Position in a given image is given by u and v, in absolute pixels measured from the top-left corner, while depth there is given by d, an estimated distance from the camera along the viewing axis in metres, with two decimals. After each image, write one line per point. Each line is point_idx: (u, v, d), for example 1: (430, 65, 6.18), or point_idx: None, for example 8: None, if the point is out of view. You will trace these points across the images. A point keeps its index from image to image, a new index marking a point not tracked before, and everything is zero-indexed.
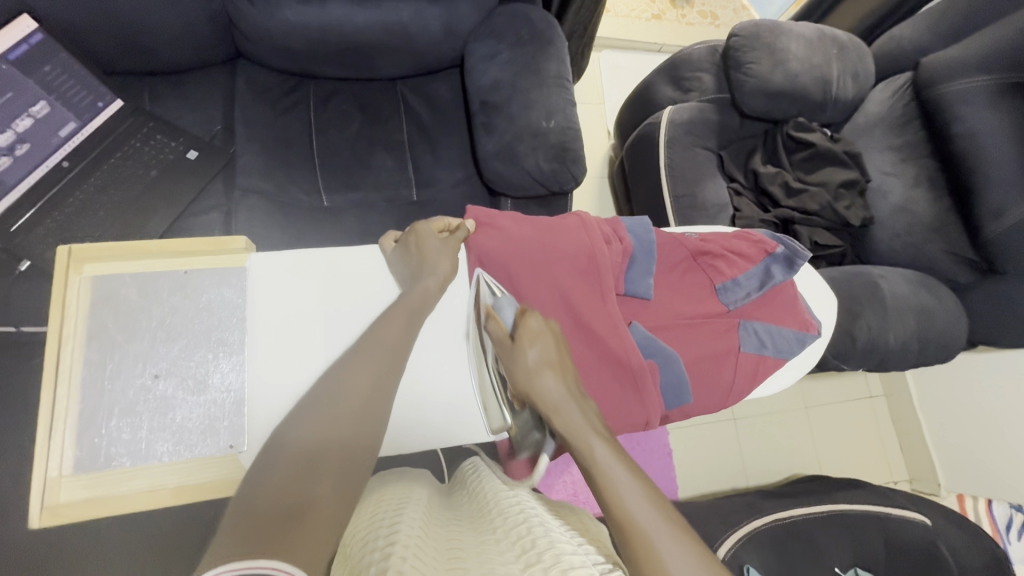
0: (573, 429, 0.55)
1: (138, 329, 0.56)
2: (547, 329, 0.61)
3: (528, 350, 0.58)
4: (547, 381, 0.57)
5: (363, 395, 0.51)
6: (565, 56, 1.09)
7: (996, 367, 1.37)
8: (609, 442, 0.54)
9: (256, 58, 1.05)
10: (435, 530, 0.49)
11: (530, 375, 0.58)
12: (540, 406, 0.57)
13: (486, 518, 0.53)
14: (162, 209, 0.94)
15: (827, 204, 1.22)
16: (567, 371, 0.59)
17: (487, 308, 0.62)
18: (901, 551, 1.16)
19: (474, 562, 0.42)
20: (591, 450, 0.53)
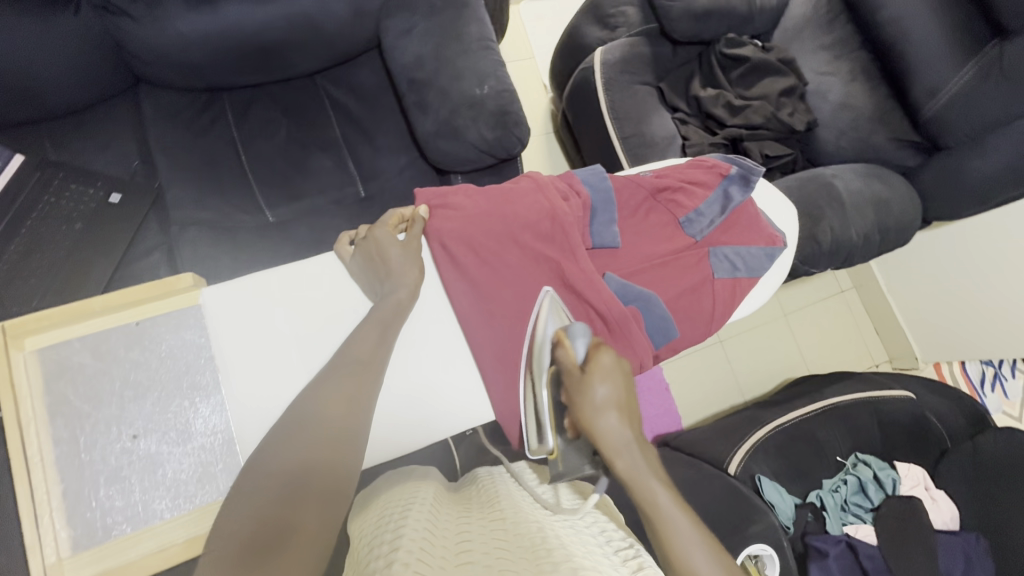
0: (635, 475, 0.54)
1: (103, 394, 0.53)
2: (617, 367, 0.58)
3: (597, 385, 0.56)
4: (611, 421, 0.55)
5: (344, 401, 0.51)
6: (484, 15, 1.04)
7: (951, 239, 1.44)
8: (673, 492, 0.54)
9: (157, 80, 0.97)
10: (445, 525, 0.49)
11: (597, 412, 0.55)
12: (602, 446, 0.55)
13: (494, 506, 0.52)
14: (100, 260, 0.89)
15: (771, 115, 1.23)
16: (632, 413, 0.57)
17: (558, 335, 0.60)
18: (896, 427, 1.23)
19: (482, 557, 0.41)
20: (650, 490, 0.54)
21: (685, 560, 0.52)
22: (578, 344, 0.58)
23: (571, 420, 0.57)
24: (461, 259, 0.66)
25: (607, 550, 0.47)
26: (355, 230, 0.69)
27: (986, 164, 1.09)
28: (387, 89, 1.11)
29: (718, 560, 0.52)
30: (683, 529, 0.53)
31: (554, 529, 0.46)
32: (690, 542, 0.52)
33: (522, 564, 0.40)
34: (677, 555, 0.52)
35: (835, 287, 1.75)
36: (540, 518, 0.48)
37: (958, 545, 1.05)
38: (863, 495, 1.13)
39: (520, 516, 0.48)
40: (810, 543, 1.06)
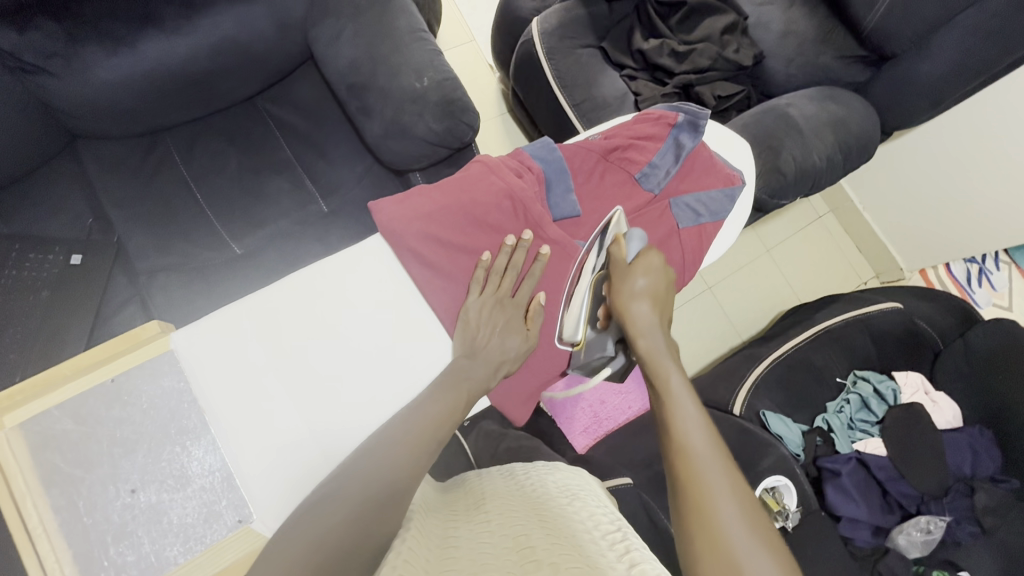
0: (654, 352, 0.62)
1: (94, 456, 0.53)
2: (662, 270, 0.67)
3: (639, 277, 0.65)
4: (644, 308, 0.64)
5: (435, 418, 0.57)
6: (411, 6, 1.03)
7: (916, 145, 1.45)
8: (686, 381, 0.61)
9: (93, 132, 0.95)
10: (434, 530, 0.50)
11: (632, 296, 0.64)
12: (631, 325, 0.64)
13: (479, 511, 0.54)
14: (74, 325, 0.88)
15: (716, 55, 1.23)
16: (664, 310, 0.66)
17: (617, 233, 0.69)
18: (891, 339, 1.25)
19: (468, 553, 0.44)
20: (666, 369, 0.61)
21: (688, 442, 0.55)
22: (632, 242, 0.67)
23: (609, 301, 0.67)
24: (428, 256, 0.64)
25: (593, 534, 0.49)
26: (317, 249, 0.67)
27: (933, 66, 1.10)
28: (328, 99, 1.09)
29: (720, 448, 0.55)
30: (689, 412, 0.58)
31: (540, 526, 0.48)
32: (694, 423, 0.57)
33: (508, 557, 0.43)
34: (681, 434, 0.56)
35: (812, 215, 1.76)
36: (522, 518, 0.50)
37: (964, 440, 1.09)
38: (867, 410, 1.16)
39: (506, 516, 0.51)
40: (823, 466, 1.09)
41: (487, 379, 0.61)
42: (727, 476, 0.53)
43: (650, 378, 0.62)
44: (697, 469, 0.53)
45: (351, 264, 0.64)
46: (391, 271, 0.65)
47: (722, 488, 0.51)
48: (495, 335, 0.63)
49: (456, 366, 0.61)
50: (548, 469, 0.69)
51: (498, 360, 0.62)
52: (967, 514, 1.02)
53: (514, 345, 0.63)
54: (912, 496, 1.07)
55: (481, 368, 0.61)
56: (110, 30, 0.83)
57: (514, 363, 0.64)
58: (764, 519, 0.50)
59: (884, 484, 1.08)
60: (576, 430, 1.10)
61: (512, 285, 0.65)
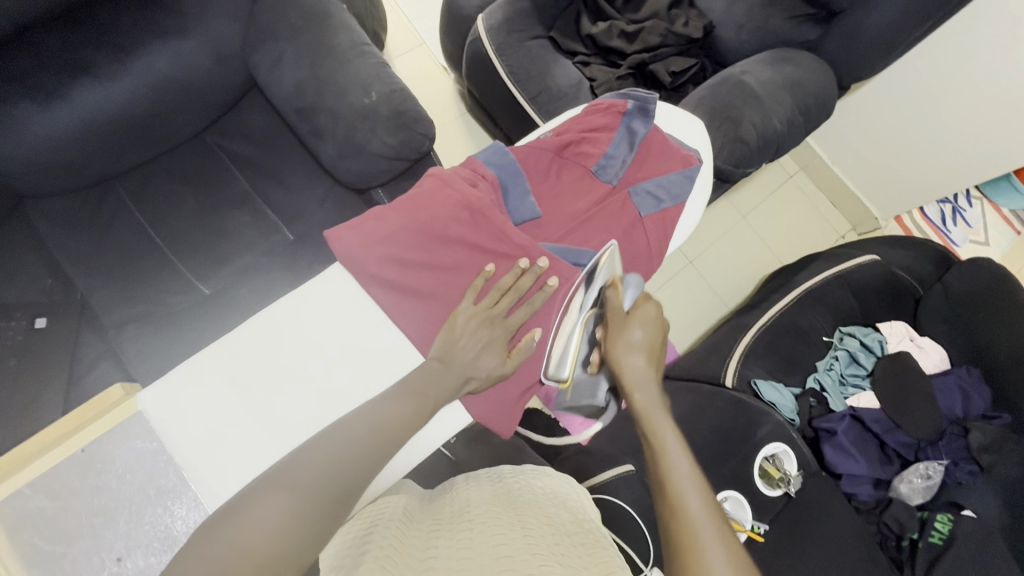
0: (649, 408, 0.64)
1: (74, 530, 0.52)
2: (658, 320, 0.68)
3: (634, 328, 0.66)
4: (638, 360, 0.65)
5: (400, 421, 0.56)
6: (350, 21, 1.01)
7: (876, 95, 1.46)
8: (678, 434, 0.62)
9: (41, 191, 0.92)
10: (416, 538, 0.52)
11: (628, 349, 0.65)
12: (622, 379, 0.65)
13: (462, 517, 0.56)
14: (49, 390, 0.86)
15: (666, 31, 1.23)
16: (657, 361, 0.66)
17: (613, 278, 0.69)
18: (870, 291, 1.26)
19: (444, 569, 0.46)
20: (659, 423, 0.63)
21: (681, 498, 0.57)
22: (629, 289, 0.68)
23: (602, 351, 0.68)
24: (391, 279, 0.63)
25: (574, 554, 0.52)
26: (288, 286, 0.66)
27: (882, 16, 1.10)
28: (279, 125, 1.07)
29: (713, 505, 0.57)
30: (683, 467, 0.59)
31: (522, 536, 0.51)
32: (687, 480, 0.58)
33: (485, 566, 0.46)
34: (677, 493, 0.57)
35: (783, 175, 1.75)
36: (502, 527, 0.53)
37: (953, 382, 1.09)
38: (856, 364, 1.17)
39: (488, 525, 0.53)
40: (819, 427, 1.09)
41: (456, 386, 0.61)
42: (721, 537, 0.54)
43: (644, 433, 0.63)
44: (694, 530, 0.54)
45: (315, 294, 0.63)
46: (354, 296, 0.64)
47: (715, 550, 0.53)
48: (473, 351, 0.62)
49: (428, 375, 0.60)
50: (535, 473, 0.71)
51: (469, 373, 0.62)
52: (964, 454, 1.04)
53: (491, 364, 0.63)
54: (909, 444, 1.07)
55: (451, 377, 0.60)
56: (42, 83, 0.82)
57: (486, 380, 0.63)
58: (755, 575, 0.53)
59: (881, 436, 1.08)
60: None
61: (507, 306, 0.64)
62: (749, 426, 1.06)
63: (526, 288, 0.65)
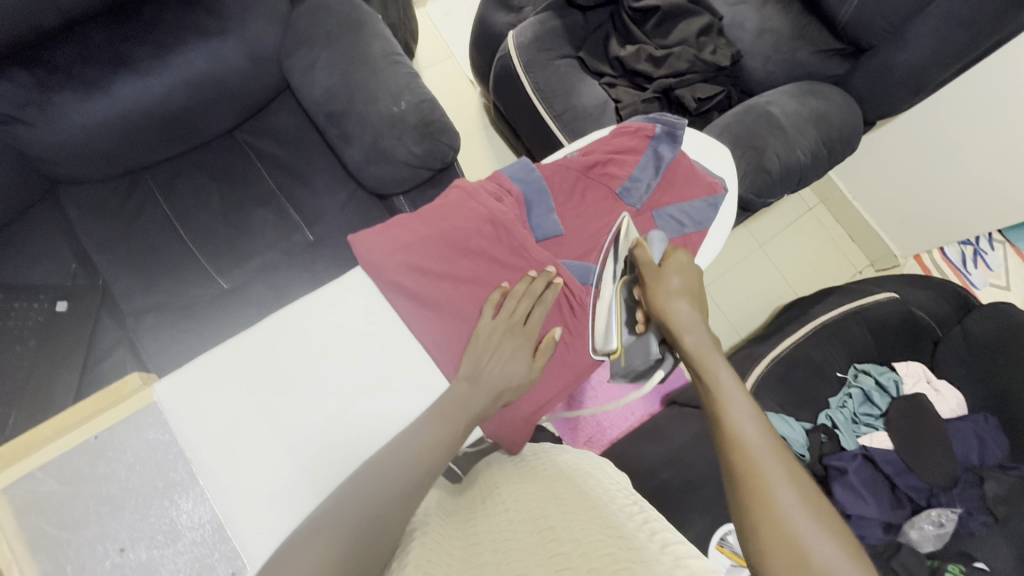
0: (700, 349, 0.61)
1: (79, 516, 0.52)
2: (693, 266, 0.67)
3: (671, 277, 0.65)
4: (683, 306, 0.63)
5: (436, 449, 0.56)
6: (385, 31, 1.03)
7: (900, 133, 1.46)
8: (734, 373, 0.59)
9: (74, 177, 0.94)
10: (454, 534, 0.58)
11: (670, 296, 0.64)
12: (670, 324, 0.63)
13: (496, 500, 0.63)
14: (62, 374, 0.87)
15: (694, 57, 1.23)
16: (703, 303, 0.65)
17: (638, 239, 0.70)
18: (888, 330, 1.24)
19: (489, 551, 0.51)
20: (713, 364, 0.60)
21: (740, 434, 0.53)
22: (653, 243, 0.69)
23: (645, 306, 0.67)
24: (412, 288, 0.63)
25: (615, 510, 0.56)
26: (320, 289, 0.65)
27: (911, 55, 1.10)
28: (307, 127, 1.09)
29: (776, 440, 0.53)
30: (740, 404, 0.56)
31: (557, 505, 0.57)
32: (746, 417, 0.54)
33: (530, 537, 0.52)
34: (734, 426, 0.54)
35: (803, 207, 1.74)
36: (537, 500, 0.59)
37: (969, 429, 1.08)
38: (870, 404, 1.15)
39: (522, 506, 0.58)
40: (829, 465, 1.07)
41: (486, 405, 0.60)
42: (786, 466, 0.50)
43: (697, 373, 0.60)
44: (759, 463, 0.50)
45: (334, 297, 0.64)
46: (374, 302, 0.65)
47: (783, 480, 0.49)
48: (500, 361, 0.61)
49: (455, 397, 0.59)
50: (559, 450, 0.76)
51: (499, 388, 0.61)
52: (979, 504, 1.01)
53: (520, 371, 0.62)
54: (921, 488, 1.05)
55: (480, 399, 0.59)
56: (85, 75, 0.85)
57: (516, 388, 0.62)
58: (826, 506, 0.48)
59: (892, 478, 1.06)
60: (579, 441, 1.26)
61: (525, 312, 0.63)
62: None
63: (542, 291, 0.65)
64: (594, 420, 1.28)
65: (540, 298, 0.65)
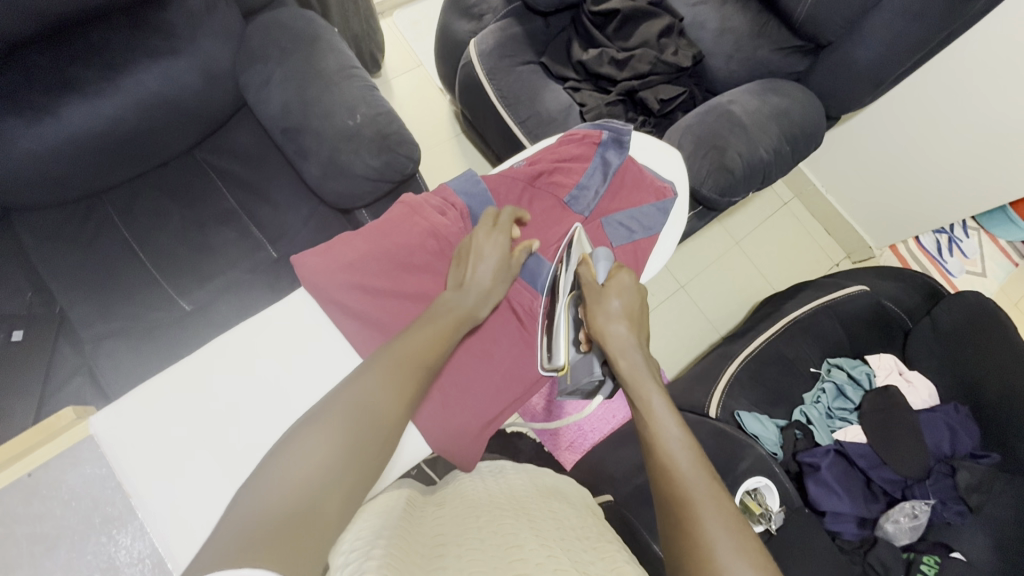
0: (636, 371, 0.65)
1: (12, 559, 0.51)
2: (634, 287, 0.71)
3: (613, 298, 0.69)
4: (621, 329, 0.67)
5: (429, 349, 0.59)
6: (341, 45, 1.03)
7: (866, 126, 1.47)
8: (666, 398, 0.64)
9: (26, 203, 0.93)
10: (421, 538, 0.55)
11: (609, 318, 0.67)
12: (608, 345, 0.67)
13: (466, 507, 0.61)
14: (19, 405, 0.86)
15: (655, 59, 1.23)
16: (640, 324, 0.69)
17: (584, 255, 0.73)
18: (859, 323, 1.24)
19: (454, 558, 0.49)
20: (647, 389, 0.64)
21: (670, 457, 0.57)
22: (599, 263, 0.71)
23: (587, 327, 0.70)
24: (354, 306, 0.63)
25: (585, 550, 0.57)
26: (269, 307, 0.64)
27: (867, 50, 1.10)
28: (267, 143, 1.09)
29: (705, 465, 0.56)
30: (671, 428, 0.60)
31: (527, 526, 0.57)
32: (676, 445, 0.58)
33: (496, 550, 0.51)
34: (665, 454, 0.57)
35: (777, 201, 1.74)
36: (511, 516, 0.59)
37: (940, 419, 1.07)
38: (844, 398, 1.14)
39: (493, 515, 0.58)
40: (803, 461, 1.06)
41: (473, 307, 0.64)
42: (711, 491, 0.53)
43: (632, 398, 0.65)
44: (688, 488, 0.53)
45: (278, 320, 0.63)
46: (319, 322, 0.64)
47: (709, 504, 0.52)
48: (479, 264, 0.66)
49: (444, 300, 0.63)
50: (529, 474, 0.78)
51: (485, 289, 0.65)
52: (953, 494, 1.01)
53: (498, 265, 0.66)
54: (896, 481, 1.04)
55: (470, 298, 0.64)
56: (29, 100, 0.83)
57: (499, 281, 0.67)
58: (751, 535, 0.50)
59: (867, 472, 1.05)
60: (560, 447, 1.24)
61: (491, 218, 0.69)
62: (730, 461, 1.03)
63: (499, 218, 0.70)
64: (575, 426, 1.26)
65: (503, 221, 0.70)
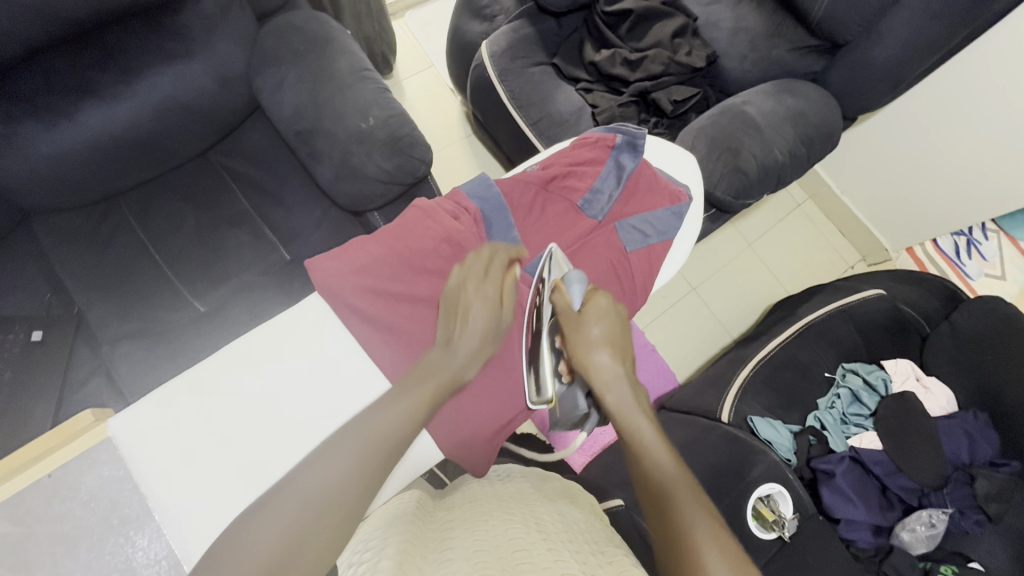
0: (624, 405, 0.64)
1: (33, 558, 0.52)
2: (611, 308, 0.68)
3: (592, 326, 0.66)
4: (604, 357, 0.65)
5: (409, 414, 0.57)
6: (353, 46, 1.03)
7: (883, 127, 1.45)
8: (656, 430, 0.63)
9: (45, 206, 0.94)
10: (430, 539, 0.56)
11: (591, 349, 0.65)
12: (594, 380, 0.65)
13: (474, 509, 0.62)
14: (40, 405, 0.87)
15: (668, 60, 1.22)
16: (623, 350, 0.67)
17: (556, 282, 0.68)
18: (875, 328, 1.22)
19: (460, 559, 0.50)
20: (637, 425, 0.63)
21: (675, 509, 0.56)
22: (574, 290, 0.67)
23: (569, 360, 0.66)
24: (366, 311, 0.63)
25: (592, 556, 0.56)
26: (282, 311, 0.65)
27: (885, 49, 1.09)
28: (281, 146, 1.09)
29: (708, 510, 0.56)
30: (669, 469, 0.59)
31: (534, 530, 0.57)
32: (680, 487, 0.58)
33: (501, 550, 0.51)
34: (671, 505, 0.56)
35: (791, 203, 1.73)
36: (519, 520, 0.59)
37: (958, 426, 1.05)
38: (859, 403, 1.13)
39: (501, 518, 0.58)
40: (817, 468, 1.05)
41: (463, 369, 0.61)
42: (717, 540, 0.53)
43: (624, 436, 0.63)
44: (694, 541, 0.53)
45: (291, 323, 0.64)
46: (332, 326, 0.65)
47: (716, 555, 0.52)
48: (468, 316, 0.62)
49: (431, 361, 0.61)
50: (539, 478, 0.78)
51: (469, 346, 0.62)
52: (971, 502, 0.98)
53: (489, 322, 0.62)
54: (912, 489, 1.03)
55: (459, 358, 0.61)
56: (47, 103, 0.84)
57: (491, 340, 0.63)
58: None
59: (881, 479, 1.05)
60: (570, 447, 1.24)
61: (482, 269, 0.64)
62: (742, 467, 1.02)
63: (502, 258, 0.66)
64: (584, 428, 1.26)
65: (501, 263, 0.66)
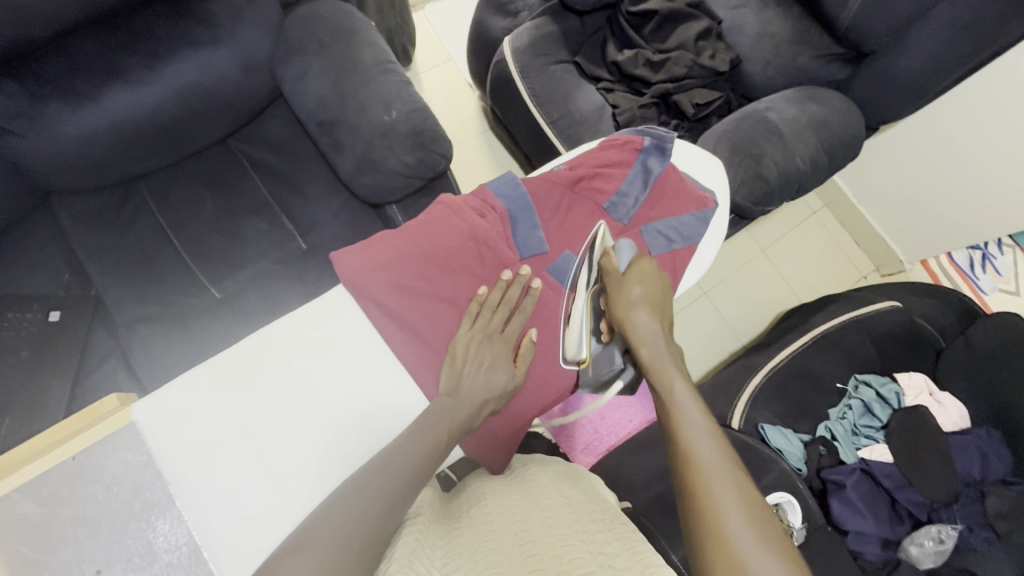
0: (660, 360, 0.66)
1: (56, 539, 0.53)
2: (655, 275, 0.71)
3: (634, 286, 0.69)
4: (643, 316, 0.68)
5: (417, 461, 0.55)
6: (378, 38, 1.02)
7: (904, 138, 1.43)
8: (691, 386, 0.63)
9: (67, 187, 0.94)
10: (438, 538, 0.55)
11: (630, 306, 0.68)
12: (632, 335, 0.67)
13: (482, 508, 0.61)
14: (56, 385, 0.88)
15: (692, 63, 1.21)
16: (663, 313, 0.69)
17: (606, 247, 0.72)
18: (889, 340, 1.21)
19: (470, 561, 0.49)
20: (671, 378, 0.64)
21: (692, 444, 0.56)
22: (620, 252, 0.71)
23: (610, 316, 0.70)
24: (391, 306, 0.63)
25: (600, 529, 0.55)
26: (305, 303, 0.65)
27: (912, 61, 1.07)
28: (301, 135, 1.09)
29: (730, 454, 0.55)
30: (695, 415, 0.59)
31: (541, 520, 0.55)
32: (701, 433, 0.57)
33: (511, 548, 0.50)
34: (688, 441, 0.56)
35: (806, 211, 1.71)
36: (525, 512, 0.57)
37: (971, 443, 1.05)
38: (871, 415, 1.13)
39: (507, 514, 0.57)
40: (827, 479, 1.05)
41: (469, 419, 0.60)
42: (734, 481, 0.52)
43: (656, 386, 0.64)
44: (711, 484, 0.52)
45: (315, 315, 0.64)
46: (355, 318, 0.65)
47: (733, 500, 0.50)
48: (480, 372, 0.62)
49: (439, 405, 0.59)
50: (554, 464, 0.78)
51: (481, 399, 0.61)
52: (981, 520, 0.98)
53: (502, 381, 0.62)
54: (922, 503, 1.03)
55: (465, 408, 0.60)
56: (72, 86, 0.84)
57: (500, 398, 0.62)
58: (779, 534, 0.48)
59: (891, 493, 1.04)
60: (576, 448, 1.22)
61: (501, 320, 0.64)
62: (752, 474, 1.01)
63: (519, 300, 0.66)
64: (591, 427, 1.24)
65: (518, 307, 0.66)
